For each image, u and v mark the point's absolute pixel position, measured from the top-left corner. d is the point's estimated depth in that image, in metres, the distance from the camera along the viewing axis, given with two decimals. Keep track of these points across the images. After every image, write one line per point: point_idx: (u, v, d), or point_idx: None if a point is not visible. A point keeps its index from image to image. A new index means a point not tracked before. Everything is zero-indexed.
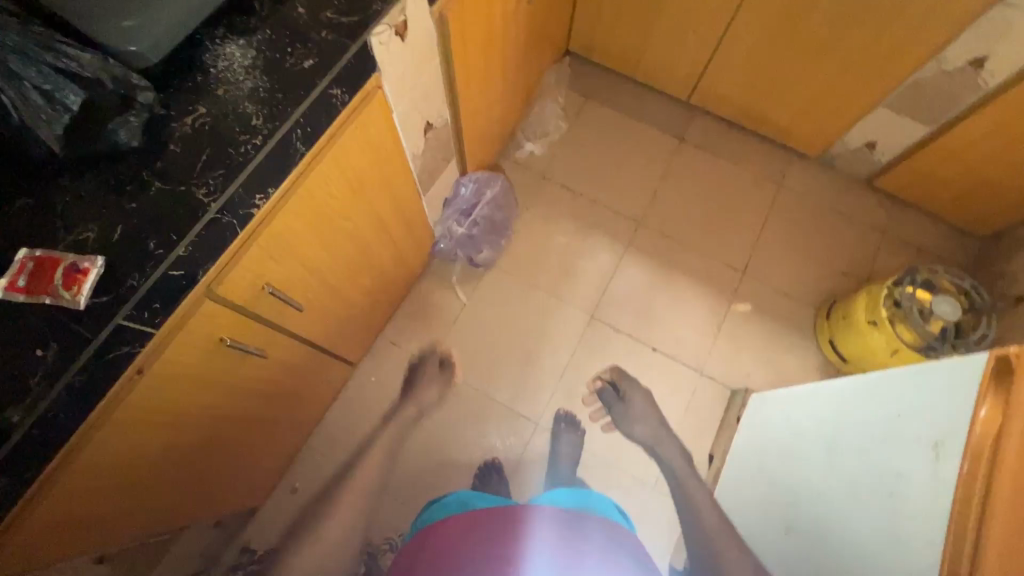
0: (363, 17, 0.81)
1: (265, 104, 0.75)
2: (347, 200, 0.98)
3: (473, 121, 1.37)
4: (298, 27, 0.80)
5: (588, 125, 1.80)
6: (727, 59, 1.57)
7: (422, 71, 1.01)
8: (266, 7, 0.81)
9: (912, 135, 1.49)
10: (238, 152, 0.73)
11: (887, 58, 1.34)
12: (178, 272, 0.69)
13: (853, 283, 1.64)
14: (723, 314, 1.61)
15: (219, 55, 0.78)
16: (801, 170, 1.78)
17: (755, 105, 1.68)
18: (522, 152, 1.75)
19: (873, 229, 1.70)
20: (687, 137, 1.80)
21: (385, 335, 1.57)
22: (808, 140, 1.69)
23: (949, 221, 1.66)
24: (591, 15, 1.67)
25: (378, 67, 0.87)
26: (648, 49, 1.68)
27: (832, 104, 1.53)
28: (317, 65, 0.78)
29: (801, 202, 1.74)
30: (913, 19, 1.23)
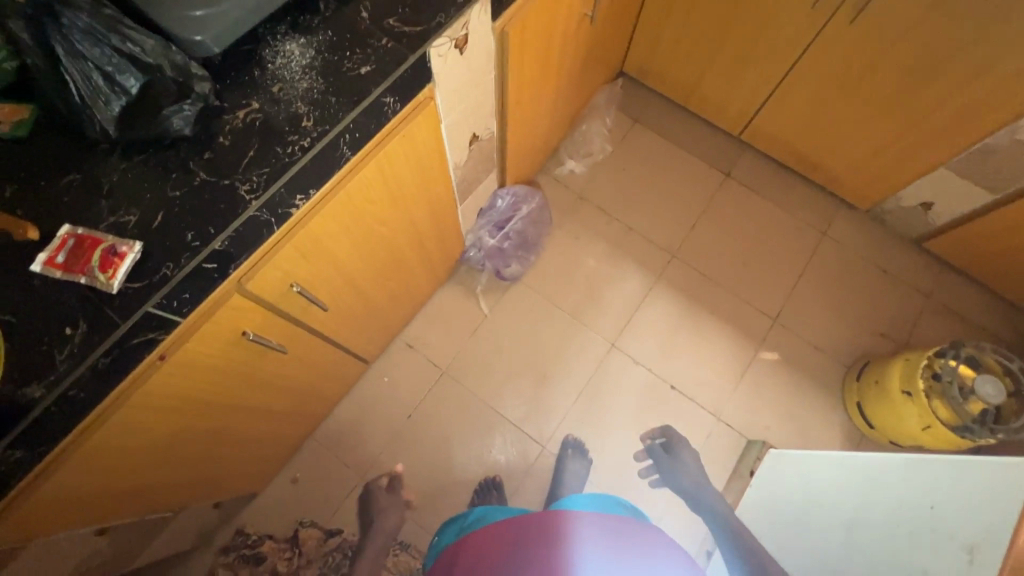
0: (425, 28, 0.80)
1: (318, 106, 0.75)
2: (385, 205, 0.97)
3: (519, 136, 1.35)
4: (359, 32, 0.79)
5: (633, 150, 1.77)
6: (787, 100, 1.53)
7: (476, 84, 1.00)
8: (331, 8, 0.80)
9: (973, 201, 1.42)
10: (284, 152, 0.73)
11: (959, 118, 1.27)
12: (211, 264, 0.69)
13: (890, 346, 1.57)
14: (749, 360, 1.56)
15: (278, 52, 0.78)
16: (848, 222, 1.71)
17: (808, 150, 1.62)
18: (562, 170, 1.73)
19: (918, 292, 1.63)
20: (733, 173, 1.76)
21: (403, 337, 1.56)
22: (861, 192, 1.63)
23: (1001, 293, 1.59)
24: (651, 39, 1.64)
25: (433, 79, 0.86)
26: (705, 80, 1.64)
27: (892, 159, 1.47)
28: (374, 71, 0.77)
29: (845, 254, 1.67)
30: (993, 83, 1.17)
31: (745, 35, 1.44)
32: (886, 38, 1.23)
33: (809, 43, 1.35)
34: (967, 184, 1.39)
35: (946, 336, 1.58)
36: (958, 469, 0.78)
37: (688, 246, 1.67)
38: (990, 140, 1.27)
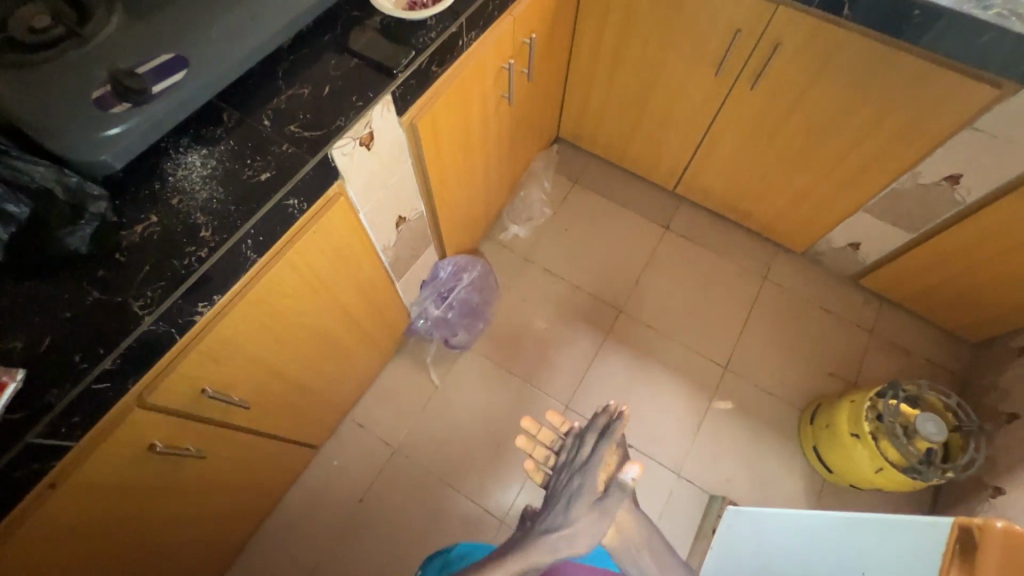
0: (325, 132, 0.83)
1: (217, 216, 0.76)
2: (304, 298, 0.97)
3: (452, 210, 1.39)
4: (261, 140, 0.82)
5: (574, 210, 1.82)
6: (711, 156, 1.61)
7: (392, 172, 1.03)
8: (233, 119, 0.84)
9: (894, 239, 1.49)
10: (181, 265, 0.73)
11: (864, 167, 1.35)
12: (103, 384, 0.68)
13: (840, 385, 1.59)
14: (704, 410, 1.55)
15: (180, 164, 0.79)
16: (787, 264, 1.76)
17: (737, 200, 1.70)
18: (506, 235, 1.76)
19: (861, 328, 1.67)
20: (672, 225, 1.81)
21: (353, 417, 1.53)
22: (793, 236, 1.69)
23: (938, 323, 1.63)
24: (580, 105, 1.72)
25: (340, 176, 0.89)
26: (634, 141, 1.73)
27: (813, 204, 1.54)
28: (274, 177, 0.79)
29: (787, 297, 1.71)
30: (886, 134, 1.25)
31: (664, 100, 1.53)
32: (785, 98, 1.31)
33: (721, 104, 1.44)
34: (884, 223, 1.47)
35: (892, 370, 1.61)
36: (886, 531, 0.77)
37: (635, 300, 1.69)
38: (896, 185, 1.35)
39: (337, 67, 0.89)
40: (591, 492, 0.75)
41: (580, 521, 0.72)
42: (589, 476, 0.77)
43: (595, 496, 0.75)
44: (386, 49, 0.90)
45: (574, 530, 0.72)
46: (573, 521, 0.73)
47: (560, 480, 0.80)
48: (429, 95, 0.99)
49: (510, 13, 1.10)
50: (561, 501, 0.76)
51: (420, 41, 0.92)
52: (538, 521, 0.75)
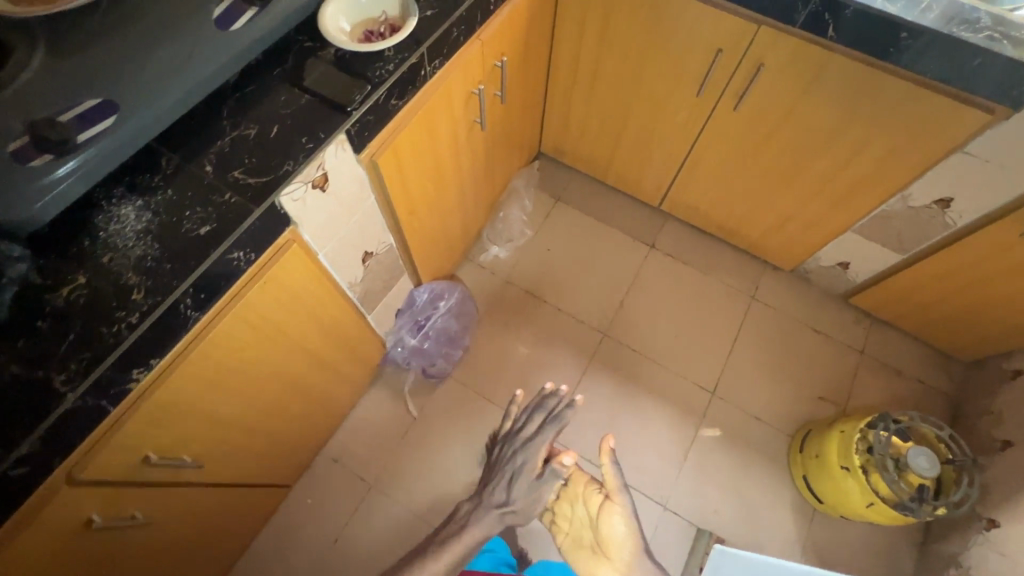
0: (271, 178, 0.77)
1: (151, 275, 0.70)
2: (259, 349, 0.91)
3: (425, 238, 1.33)
4: (202, 187, 0.76)
5: (557, 229, 1.77)
6: (695, 173, 1.55)
7: (353, 210, 0.97)
8: (172, 165, 0.77)
9: (883, 259, 1.45)
10: (110, 332, 0.67)
11: (852, 188, 1.30)
12: (21, 469, 0.62)
13: (831, 409, 1.54)
14: (691, 437, 1.50)
15: (112, 217, 0.73)
16: (775, 282, 1.72)
17: (724, 218, 1.65)
18: (486, 256, 1.71)
19: (851, 349, 1.62)
20: (657, 243, 1.76)
21: (328, 452, 1.47)
22: (781, 254, 1.64)
23: (930, 343, 1.59)
24: (561, 121, 1.66)
25: (293, 222, 0.83)
26: (617, 157, 1.67)
27: (801, 223, 1.49)
28: (214, 231, 0.73)
29: (775, 317, 1.67)
30: (875, 156, 1.20)
31: (646, 118, 1.48)
32: (770, 119, 1.26)
33: (704, 123, 1.38)
34: (875, 243, 1.42)
35: (884, 392, 1.57)
36: None
37: (620, 323, 1.64)
38: (886, 206, 1.30)
39: (286, 105, 0.83)
40: (530, 470, 0.80)
41: (518, 497, 0.78)
42: (531, 454, 0.80)
43: (533, 476, 0.79)
44: (340, 83, 0.84)
45: (514, 505, 0.78)
46: (513, 498, 0.78)
47: (501, 453, 0.84)
48: (389, 129, 0.93)
49: (477, 38, 1.04)
50: (502, 477, 0.80)
51: (376, 73, 0.86)
52: (485, 495, 0.79)
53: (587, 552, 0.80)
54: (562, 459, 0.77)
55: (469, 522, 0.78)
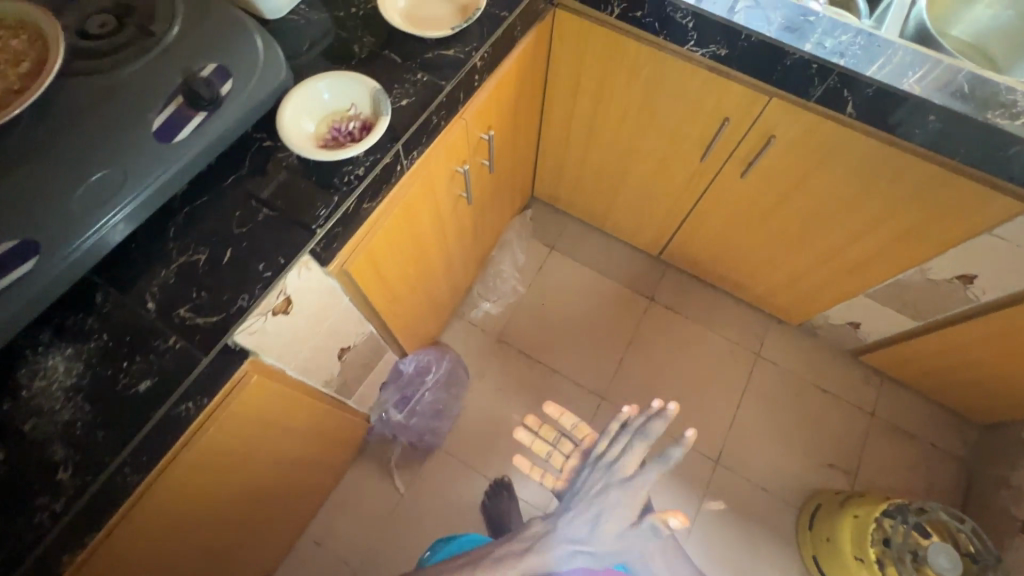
0: (222, 316, 0.68)
1: (81, 446, 0.61)
2: (219, 482, 0.82)
3: (410, 313, 1.23)
4: (142, 329, 0.66)
5: (551, 281, 1.67)
6: (696, 230, 1.46)
7: (324, 318, 0.87)
8: (109, 301, 0.68)
9: (897, 323, 1.36)
10: (30, 522, 0.57)
11: (867, 258, 1.21)
12: None
13: (841, 477, 1.47)
14: (694, 510, 1.43)
15: (38, 371, 0.64)
16: (782, 337, 1.63)
17: (728, 272, 1.56)
18: (477, 313, 1.61)
19: (861, 410, 1.54)
20: (658, 296, 1.67)
21: (310, 534, 1.39)
22: (788, 310, 1.56)
23: (944, 404, 1.51)
24: (554, 170, 1.56)
25: (252, 352, 0.74)
26: (614, 208, 1.57)
27: (811, 284, 1.40)
28: (156, 385, 0.64)
29: (782, 376, 1.58)
30: (892, 230, 1.11)
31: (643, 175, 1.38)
32: (779, 187, 1.17)
33: (707, 185, 1.29)
34: (888, 309, 1.33)
35: (894, 458, 1.49)
36: None
37: (619, 384, 1.56)
38: (903, 277, 1.21)
39: (241, 222, 0.73)
40: (626, 518, 0.78)
41: (603, 540, 0.78)
42: (629, 500, 0.78)
43: (625, 524, 0.78)
44: (302, 196, 0.75)
45: (594, 547, 0.78)
46: (597, 541, 0.78)
47: (597, 484, 0.80)
48: (362, 234, 0.83)
49: (460, 117, 0.94)
50: (590, 516, 0.78)
51: (343, 181, 0.76)
52: (560, 524, 0.79)
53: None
54: (667, 520, 0.76)
55: (533, 550, 0.77)
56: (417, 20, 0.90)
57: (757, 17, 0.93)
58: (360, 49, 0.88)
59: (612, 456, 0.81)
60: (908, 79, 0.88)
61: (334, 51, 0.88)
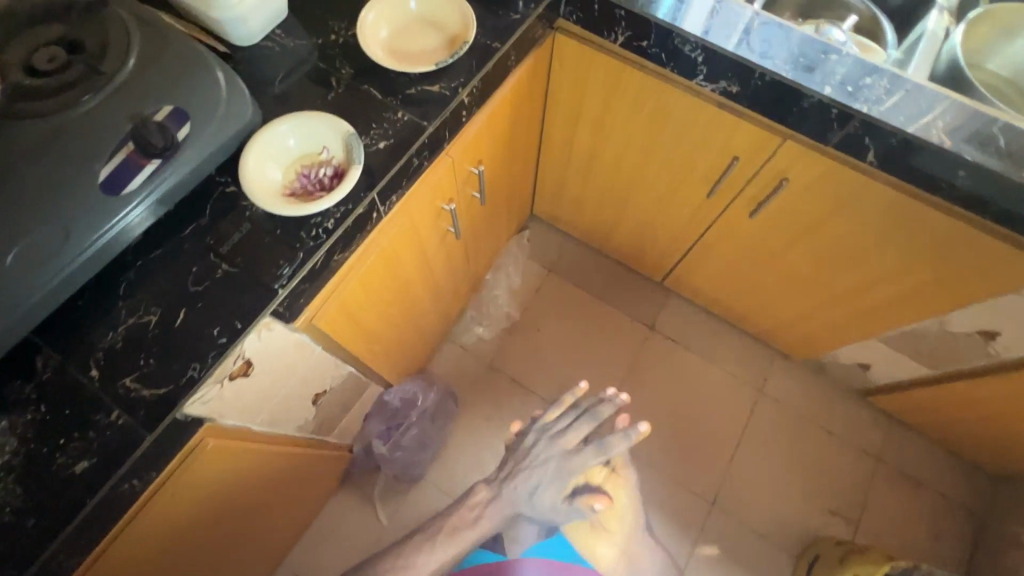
0: (171, 387, 0.62)
1: (11, 534, 0.56)
2: (179, 545, 0.78)
3: (395, 348, 1.17)
4: (83, 401, 0.61)
5: (547, 306, 1.60)
6: (700, 262, 1.39)
7: (292, 372, 0.81)
8: (49, 367, 0.63)
9: (910, 369, 1.29)
10: None
11: (882, 305, 1.14)
12: None
13: (841, 525, 1.41)
14: (686, 555, 1.37)
15: None
16: (786, 372, 1.56)
17: (733, 305, 1.48)
18: (469, 337, 1.55)
19: (866, 453, 1.48)
20: (658, 324, 1.60)
21: (289, 565, 1.35)
22: (794, 346, 1.48)
23: (955, 451, 1.44)
24: (554, 192, 1.49)
25: (208, 419, 0.69)
26: (615, 233, 1.50)
27: (820, 324, 1.33)
28: (94, 466, 0.59)
29: (785, 414, 1.52)
30: (910, 281, 1.03)
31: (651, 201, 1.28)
32: (790, 228, 1.09)
33: (713, 220, 1.21)
34: (901, 355, 1.26)
35: (899, 506, 1.43)
36: None
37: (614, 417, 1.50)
38: (919, 327, 1.14)
39: (197, 280, 0.67)
40: (560, 491, 0.88)
41: (539, 506, 0.89)
42: (568, 475, 0.87)
43: (559, 496, 0.88)
44: (265, 251, 0.69)
45: (532, 511, 0.90)
46: (534, 507, 0.89)
47: (539, 456, 0.89)
48: (333, 285, 0.77)
49: (446, 154, 0.87)
50: (529, 487, 0.89)
51: (310, 235, 0.70)
52: (503, 490, 0.90)
53: (585, 526, 0.97)
54: (592, 503, 0.88)
55: (481, 512, 0.91)
56: (402, 50, 0.83)
57: (772, 55, 0.85)
58: (336, 82, 0.81)
59: (558, 431, 0.90)
60: (938, 129, 0.80)
61: (309, 84, 0.81)
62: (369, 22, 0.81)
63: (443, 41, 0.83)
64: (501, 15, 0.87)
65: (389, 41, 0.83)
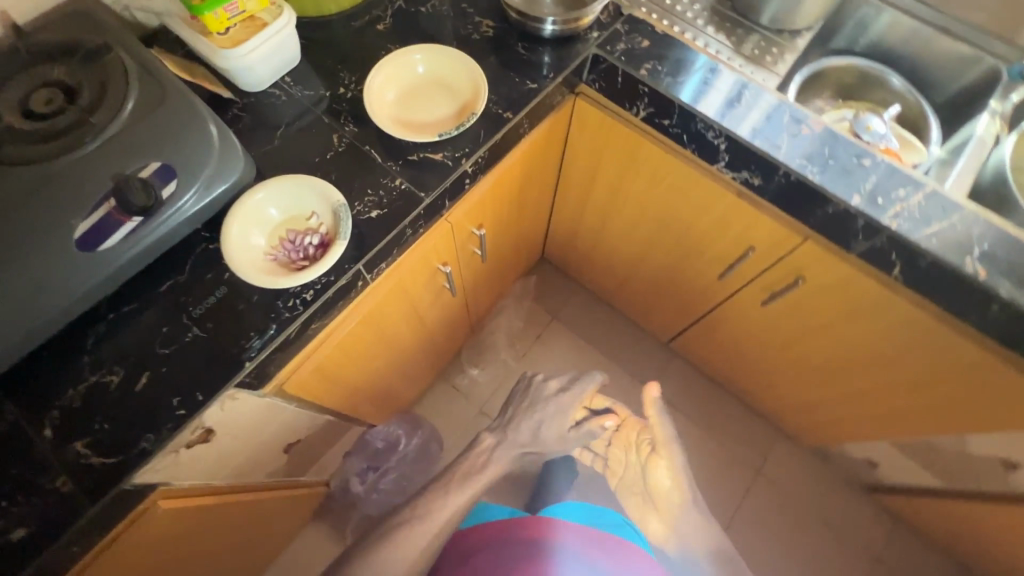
0: (122, 457, 0.60)
1: None
2: None
3: (380, 393, 1.13)
4: (32, 462, 0.60)
5: (547, 354, 1.56)
6: (708, 334, 1.32)
7: (260, 431, 0.79)
8: (4, 421, 0.61)
9: (921, 477, 1.21)
10: None
11: (897, 413, 1.06)
12: None
13: None
14: None
15: None
16: (789, 454, 1.48)
17: (739, 379, 1.41)
18: (463, 378, 1.51)
19: (866, 554, 1.39)
20: (659, 387, 1.54)
21: None
22: (800, 430, 1.40)
23: (961, 565, 1.34)
24: (565, 241, 1.44)
25: (160, 483, 0.66)
26: (624, 291, 1.45)
27: (829, 416, 1.25)
28: (32, 534, 0.57)
29: (782, 499, 1.44)
30: (930, 397, 0.96)
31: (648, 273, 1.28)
32: (806, 322, 1.02)
33: (725, 299, 1.15)
34: (913, 462, 1.18)
35: None
36: None
37: None
38: (935, 441, 1.06)
39: (165, 343, 0.65)
40: (566, 421, 1.01)
41: (547, 441, 1.01)
42: (565, 410, 1.01)
43: (566, 425, 1.01)
44: (239, 319, 0.66)
45: (540, 446, 1.01)
46: (541, 442, 1.01)
47: (525, 400, 1.05)
48: (309, 352, 0.75)
49: (444, 220, 0.84)
50: (530, 423, 1.01)
51: (287, 305, 0.67)
52: (511, 432, 1.01)
53: (637, 499, 0.96)
54: (602, 422, 0.99)
55: (487, 461, 0.99)
56: (406, 114, 0.79)
57: (798, 154, 0.80)
58: (338, 140, 0.78)
59: (540, 381, 1.07)
60: (971, 255, 0.73)
61: (310, 139, 0.78)
62: (374, 83, 0.78)
63: (450, 108, 0.80)
64: (516, 82, 0.83)
65: (394, 105, 0.79)
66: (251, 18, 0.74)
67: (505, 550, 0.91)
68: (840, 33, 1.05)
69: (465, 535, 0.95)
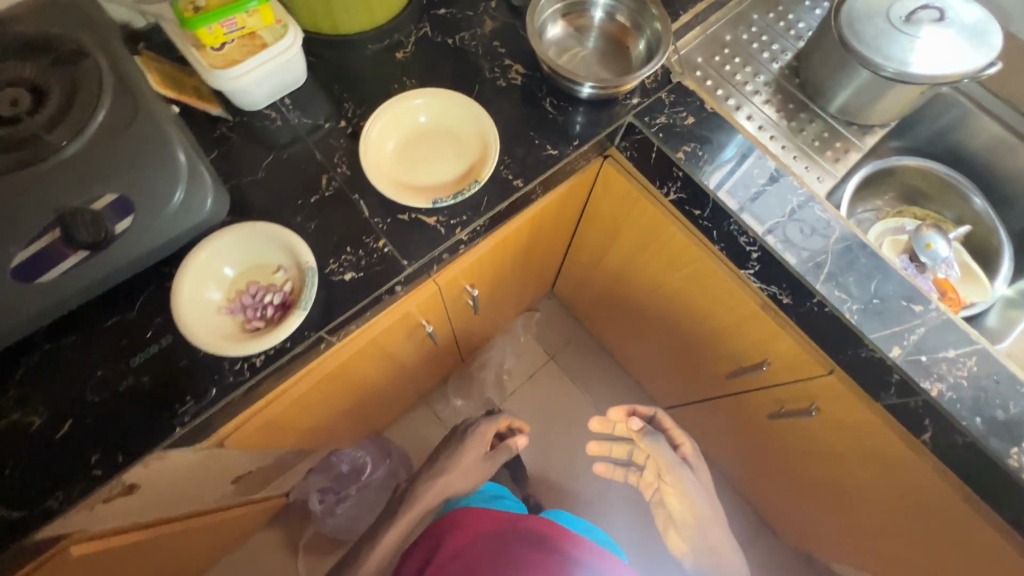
0: (26, 512, 0.55)
1: None
2: None
3: (350, 425, 1.07)
4: None
5: (538, 395, 1.48)
6: (705, 417, 1.23)
7: (197, 476, 0.73)
8: None
9: None
10: None
11: (899, 559, 0.95)
12: None
13: None
14: None
15: None
16: (772, 551, 1.38)
17: (733, 466, 1.31)
18: (447, 405, 1.44)
19: None
20: None
21: None
22: (788, 532, 1.30)
23: None
24: (575, 287, 1.35)
25: (71, 533, 0.61)
26: (629, 349, 1.35)
27: (822, 533, 1.15)
28: None
29: None
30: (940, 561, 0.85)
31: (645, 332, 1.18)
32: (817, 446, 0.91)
33: (730, 394, 1.04)
34: None
35: None
36: None
37: None
38: None
39: (96, 390, 0.60)
40: (482, 449, 0.83)
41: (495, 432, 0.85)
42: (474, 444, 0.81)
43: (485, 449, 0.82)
44: (178, 377, 0.60)
45: (450, 477, 0.78)
46: (457, 465, 0.79)
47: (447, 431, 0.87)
48: (254, 410, 0.68)
49: (429, 281, 0.76)
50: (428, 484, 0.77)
51: (232, 368, 0.61)
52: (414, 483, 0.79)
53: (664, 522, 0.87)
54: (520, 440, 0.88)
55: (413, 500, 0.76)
56: (407, 170, 0.71)
57: (838, 283, 0.70)
58: (326, 182, 0.70)
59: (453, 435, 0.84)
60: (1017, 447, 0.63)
61: (296, 175, 0.71)
62: (371, 134, 0.70)
63: (457, 162, 0.71)
64: (535, 145, 0.74)
65: (392, 158, 0.71)
66: (251, 36, 0.66)
67: (510, 543, 0.68)
68: (917, 130, 0.92)
69: (460, 522, 0.71)
